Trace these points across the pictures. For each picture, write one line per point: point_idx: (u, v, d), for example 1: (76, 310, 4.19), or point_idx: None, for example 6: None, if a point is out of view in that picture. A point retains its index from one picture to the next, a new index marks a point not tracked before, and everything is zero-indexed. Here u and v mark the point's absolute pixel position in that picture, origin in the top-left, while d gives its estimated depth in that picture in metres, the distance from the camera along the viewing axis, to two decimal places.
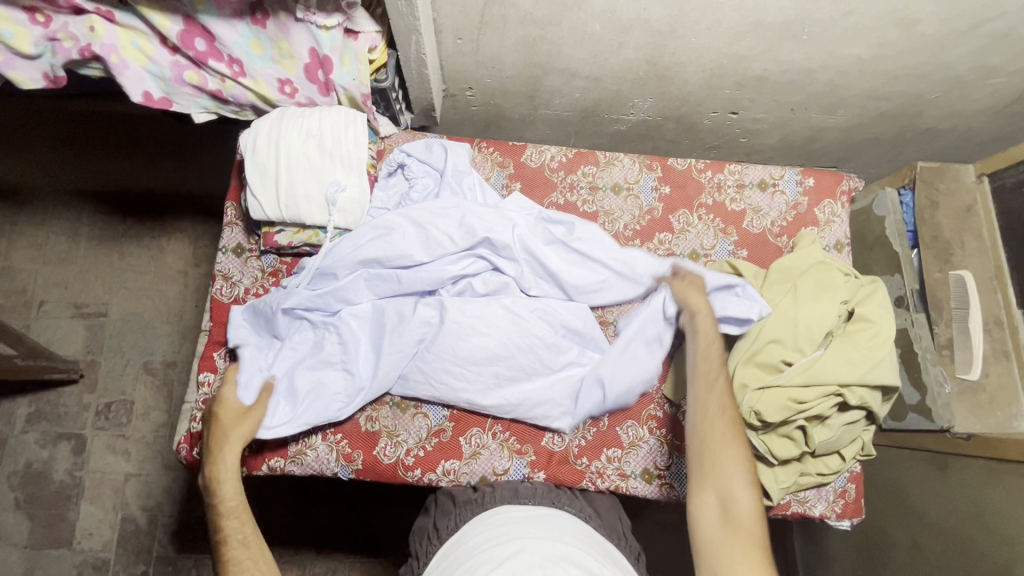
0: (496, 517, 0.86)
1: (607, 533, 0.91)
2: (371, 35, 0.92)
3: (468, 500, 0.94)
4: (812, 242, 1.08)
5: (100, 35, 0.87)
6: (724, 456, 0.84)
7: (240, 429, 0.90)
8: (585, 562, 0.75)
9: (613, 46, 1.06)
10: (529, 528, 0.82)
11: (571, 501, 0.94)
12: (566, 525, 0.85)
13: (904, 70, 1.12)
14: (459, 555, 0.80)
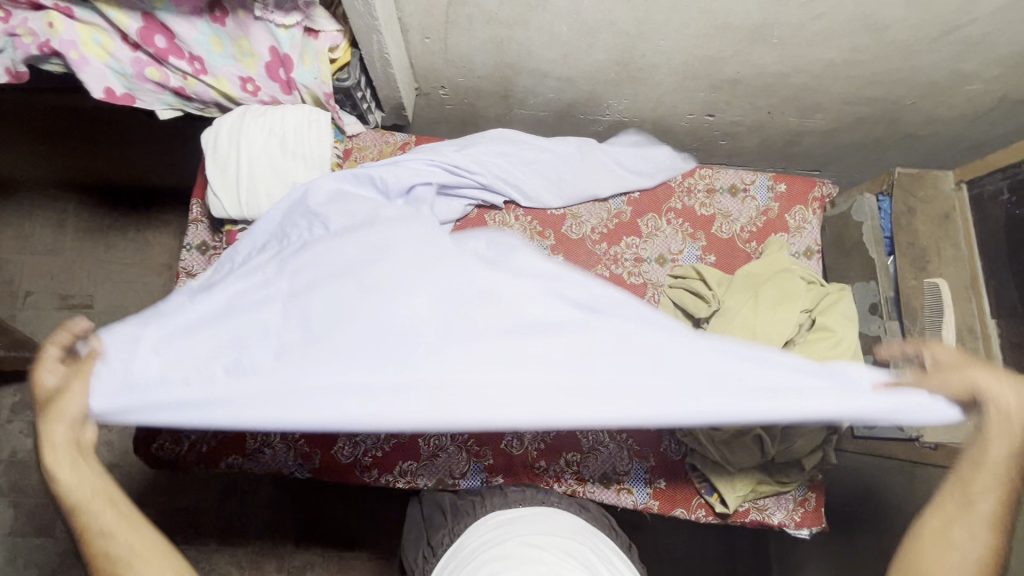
0: (486, 523, 0.82)
1: (596, 522, 0.90)
2: (332, 34, 0.92)
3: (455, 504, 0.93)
4: (780, 248, 1.09)
5: (59, 31, 0.87)
6: (959, 524, 0.73)
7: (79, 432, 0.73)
8: (590, 563, 0.73)
9: (582, 47, 1.05)
10: (523, 528, 0.78)
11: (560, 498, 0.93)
12: (558, 525, 0.81)
13: (879, 75, 1.10)
14: (457, 563, 0.76)
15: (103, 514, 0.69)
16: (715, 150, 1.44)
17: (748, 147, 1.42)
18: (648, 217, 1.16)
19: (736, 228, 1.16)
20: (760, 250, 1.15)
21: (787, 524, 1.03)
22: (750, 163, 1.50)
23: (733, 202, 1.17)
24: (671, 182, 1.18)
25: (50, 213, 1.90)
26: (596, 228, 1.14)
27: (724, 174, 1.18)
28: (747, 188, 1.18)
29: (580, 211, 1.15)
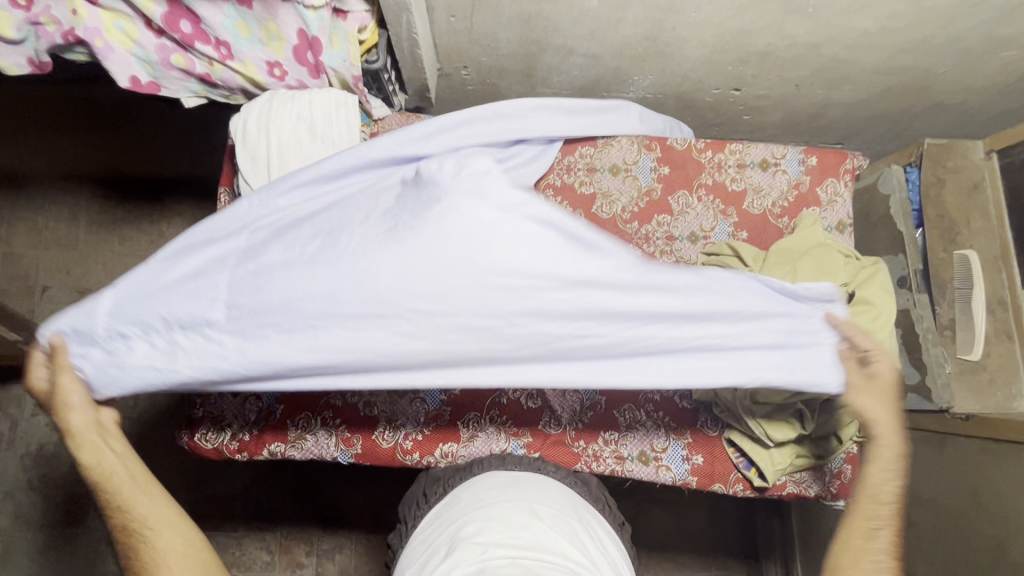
0: (479, 483, 0.87)
1: (592, 500, 0.92)
2: (360, 14, 0.90)
3: (457, 467, 0.95)
4: (814, 222, 1.09)
5: (83, 18, 0.85)
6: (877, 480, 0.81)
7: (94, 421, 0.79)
8: (576, 536, 0.77)
9: (612, 22, 1.03)
10: (515, 493, 0.83)
11: (556, 468, 0.95)
12: (549, 495, 0.85)
13: (913, 44, 1.08)
14: (448, 515, 0.81)
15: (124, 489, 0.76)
16: (738, 125, 1.42)
17: (772, 122, 1.40)
18: (679, 194, 1.15)
19: (767, 203, 1.15)
20: (791, 226, 1.15)
21: (824, 495, 1.06)
22: (773, 138, 1.48)
23: (764, 176, 1.16)
24: (701, 158, 1.16)
25: (63, 207, 1.88)
26: (627, 207, 1.13)
27: (754, 149, 1.16)
28: (778, 162, 1.16)
29: (610, 190, 1.14)
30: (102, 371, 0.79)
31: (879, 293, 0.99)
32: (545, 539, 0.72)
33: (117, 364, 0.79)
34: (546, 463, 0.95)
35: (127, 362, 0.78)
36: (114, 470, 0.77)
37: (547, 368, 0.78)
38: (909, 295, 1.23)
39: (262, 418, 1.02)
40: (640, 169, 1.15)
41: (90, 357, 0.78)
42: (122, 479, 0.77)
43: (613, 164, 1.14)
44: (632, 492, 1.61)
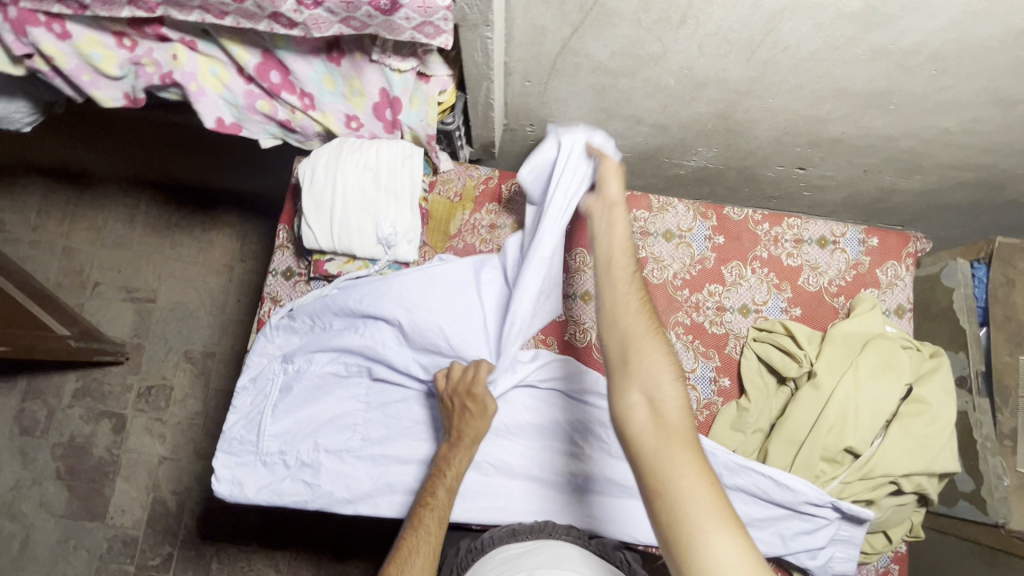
0: (492, 559, 0.85)
1: (606, 556, 0.91)
2: (442, 78, 0.90)
3: (469, 546, 0.92)
4: (872, 307, 1.07)
5: (182, 63, 0.88)
6: (660, 389, 0.72)
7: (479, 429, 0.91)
8: None
9: (685, 99, 1.02)
10: (528, 564, 0.81)
11: (568, 530, 0.93)
12: (559, 559, 0.83)
13: (996, 145, 1.05)
14: None
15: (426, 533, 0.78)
16: (796, 199, 1.40)
17: (833, 200, 1.37)
18: (733, 264, 1.13)
19: (824, 281, 1.12)
20: (848, 306, 1.12)
21: None
22: (831, 214, 1.45)
23: (821, 254, 1.13)
24: (757, 231, 1.14)
25: (122, 208, 1.97)
26: (679, 274, 1.12)
27: (813, 225, 1.14)
28: (837, 240, 1.13)
29: (663, 255, 1.13)
30: (241, 483, 0.96)
31: (936, 394, 0.99)
32: None
33: (258, 465, 0.97)
34: (557, 526, 0.94)
35: (282, 490, 0.96)
36: (442, 497, 0.84)
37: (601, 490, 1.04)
38: (969, 398, 1.20)
39: (294, 472, 0.97)
40: (694, 237, 1.13)
41: (239, 476, 0.96)
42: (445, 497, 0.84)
43: (667, 231, 1.13)
44: None
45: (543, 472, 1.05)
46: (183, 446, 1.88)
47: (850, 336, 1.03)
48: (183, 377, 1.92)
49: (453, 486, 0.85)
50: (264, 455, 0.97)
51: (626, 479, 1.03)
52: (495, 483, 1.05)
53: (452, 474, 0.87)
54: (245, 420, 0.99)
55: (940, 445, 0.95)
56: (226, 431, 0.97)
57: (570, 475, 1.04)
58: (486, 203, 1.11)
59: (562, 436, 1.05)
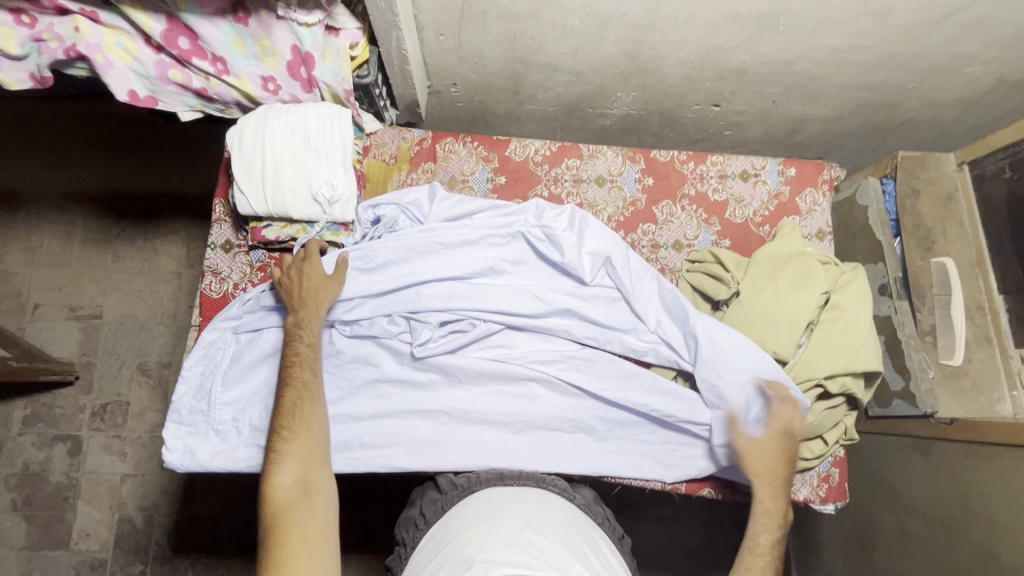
0: (481, 498, 0.89)
1: (590, 512, 0.93)
2: (352, 31, 0.94)
3: (456, 485, 0.95)
4: (793, 229, 1.11)
5: (85, 35, 0.88)
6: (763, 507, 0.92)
7: (324, 292, 0.94)
8: (572, 540, 0.80)
9: (593, 40, 1.08)
10: (515, 508, 0.84)
11: (557, 482, 0.96)
12: (549, 507, 0.87)
13: (881, 60, 1.13)
14: (449, 533, 0.82)
15: (292, 427, 0.85)
16: (720, 140, 1.46)
17: (753, 137, 1.44)
18: (663, 204, 1.16)
19: (749, 213, 1.16)
20: (773, 233, 1.16)
21: (813, 499, 1.07)
22: (755, 153, 1.52)
23: (745, 186, 1.17)
24: (684, 170, 1.17)
25: (58, 225, 1.84)
26: (613, 217, 1.15)
27: (735, 160, 1.18)
28: (758, 172, 1.18)
29: (596, 200, 1.15)
30: (196, 451, 0.97)
31: (853, 298, 1.02)
32: (549, 549, 0.74)
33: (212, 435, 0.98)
34: (546, 477, 0.97)
35: (235, 456, 0.97)
36: (306, 353, 0.91)
37: (561, 433, 1.03)
38: (891, 302, 1.25)
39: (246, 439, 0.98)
40: (625, 181, 1.16)
41: (191, 445, 0.97)
42: (316, 351, 0.91)
43: (599, 176, 1.16)
44: (626, 506, 1.64)
45: (494, 415, 1.02)
46: (148, 459, 1.79)
47: (774, 257, 1.07)
48: (140, 391, 1.81)
49: (314, 341, 0.92)
50: (216, 424, 0.98)
51: (580, 414, 1.03)
52: (452, 433, 1.01)
53: (313, 330, 0.92)
54: (193, 391, 0.99)
55: (858, 345, 0.99)
56: (175, 402, 0.97)
57: (523, 416, 1.02)
58: (421, 163, 1.14)
59: (510, 384, 1.03)
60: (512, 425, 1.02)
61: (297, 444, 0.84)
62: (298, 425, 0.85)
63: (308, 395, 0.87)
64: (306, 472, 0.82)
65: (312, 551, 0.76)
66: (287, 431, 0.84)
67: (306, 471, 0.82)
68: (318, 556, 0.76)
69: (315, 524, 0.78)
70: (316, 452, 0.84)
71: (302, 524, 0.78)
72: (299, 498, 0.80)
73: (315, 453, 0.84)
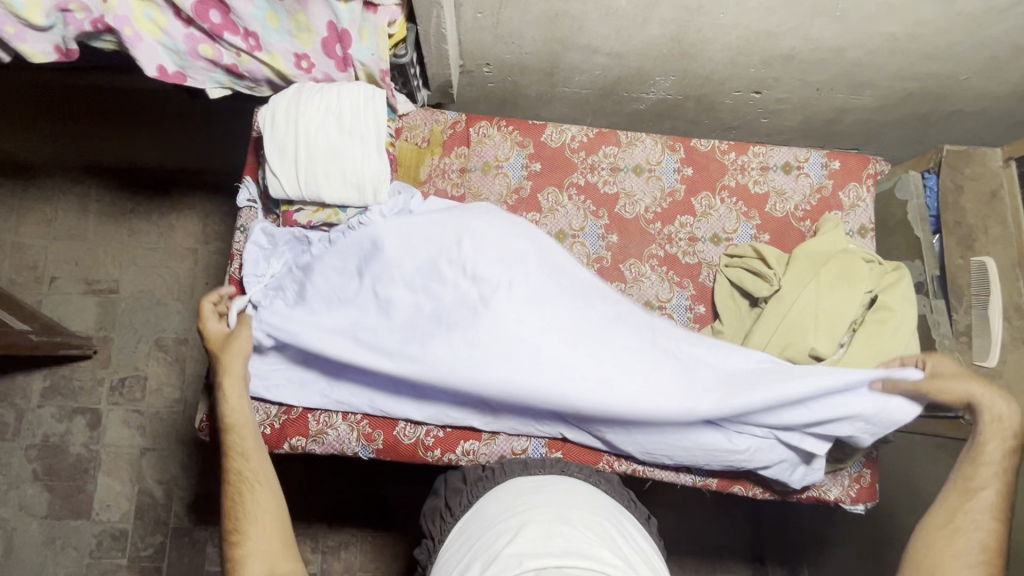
0: (510, 489, 0.87)
1: (618, 495, 0.93)
2: (391, 9, 0.92)
3: (479, 475, 0.94)
4: (836, 225, 1.07)
5: (114, 6, 0.84)
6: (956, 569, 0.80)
7: (238, 347, 0.90)
8: (602, 528, 0.79)
9: (638, 21, 1.03)
10: (543, 499, 0.83)
11: (580, 468, 0.95)
12: (576, 496, 0.86)
13: (939, 49, 1.09)
14: (478, 526, 0.82)
15: (245, 520, 0.82)
16: (756, 128, 1.41)
17: (790, 126, 1.39)
18: (702, 196, 1.12)
19: (790, 207, 1.13)
20: (813, 229, 1.13)
21: (844, 500, 1.06)
22: (790, 142, 1.47)
23: (787, 179, 1.14)
24: (724, 160, 1.13)
25: (72, 198, 1.81)
26: (650, 208, 1.11)
27: (777, 152, 1.14)
28: (801, 165, 1.14)
29: (633, 190, 1.12)
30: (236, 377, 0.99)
31: (900, 300, 1.00)
32: (578, 539, 0.73)
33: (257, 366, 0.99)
34: (570, 463, 0.96)
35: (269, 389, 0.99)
36: (238, 441, 0.87)
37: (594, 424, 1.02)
38: (927, 301, 1.25)
39: (284, 411, 1.00)
40: (664, 170, 1.12)
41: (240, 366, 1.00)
42: (248, 447, 0.87)
43: (637, 165, 1.12)
44: (642, 494, 1.64)
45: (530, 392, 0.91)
46: (165, 434, 1.76)
47: (815, 254, 1.04)
48: (158, 366, 1.79)
49: (246, 416, 0.88)
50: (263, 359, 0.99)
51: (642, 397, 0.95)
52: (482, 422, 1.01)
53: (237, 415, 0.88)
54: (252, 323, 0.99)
55: (901, 348, 0.97)
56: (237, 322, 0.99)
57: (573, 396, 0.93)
58: (454, 147, 1.10)
59: (572, 359, 0.93)
60: (560, 398, 0.91)
61: (254, 541, 0.81)
62: (248, 519, 0.82)
63: (247, 493, 0.84)
64: (272, 563, 0.80)
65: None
66: (236, 535, 0.82)
67: (271, 563, 0.81)
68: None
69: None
70: (276, 537, 0.82)
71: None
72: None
73: (280, 544, 0.82)
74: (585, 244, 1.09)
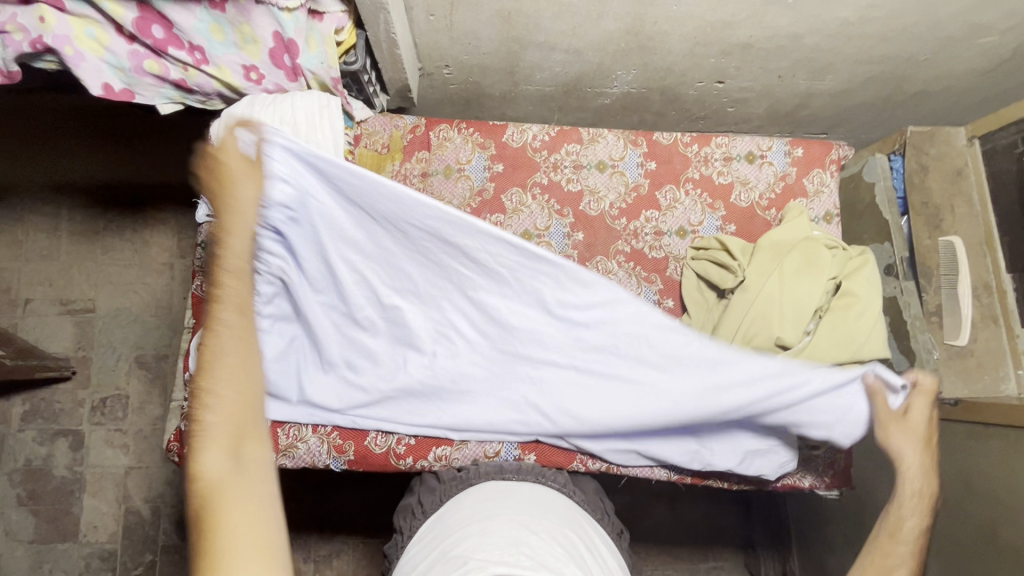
0: (479, 493, 0.88)
1: (590, 507, 0.93)
2: (338, 15, 0.91)
3: (453, 476, 0.95)
4: (800, 214, 1.07)
5: (51, 25, 0.82)
6: None
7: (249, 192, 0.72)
8: (569, 540, 0.79)
9: (592, 17, 1.03)
10: (513, 505, 0.83)
11: (555, 476, 0.95)
12: (545, 506, 0.86)
13: (894, 31, 1.09)
14: (445, 527, 0.81)
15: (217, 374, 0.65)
16: (723, 117, 1.41)
17: (756, 114, 1.39)
18: (666, 189, 1.12)
19: (755, 196, 1.13)
20: (779, 217, 1.13)
21: (818, 486, 1.07)
22: (759, 129, 1.47)
23: (750, 169, 1.14)
24: (687, 153, 1.13)
25: (42, 218, 1.78)
26: (615, 204, 1.11)
27: (740, 141, 1.14)
28: (764, 153, 1.14)
29: (598, 186, 1.11)
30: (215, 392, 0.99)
31: (865, 285, 1.00)
32: (544, 549, 0.73)
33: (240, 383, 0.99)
34: (546, 472, 0.96)
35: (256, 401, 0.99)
36: (234, 286, 0.69)
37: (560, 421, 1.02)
38: (897, 283, 1.21)
39: None
40: (627, 165, 1.12)
41: None
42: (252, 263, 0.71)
43: (600, 161, 1.12)
44: (631, 487, 1.65)
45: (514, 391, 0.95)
46: (150, 452, 1.74)
47: (780, 243, 1.04)
48: (138, 384, 1.77)
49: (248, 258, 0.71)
50: None
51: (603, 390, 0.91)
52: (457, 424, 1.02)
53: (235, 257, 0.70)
54: None
55: (869, 333, 0.96)
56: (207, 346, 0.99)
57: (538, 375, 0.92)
58: (415, 151, 1.09)
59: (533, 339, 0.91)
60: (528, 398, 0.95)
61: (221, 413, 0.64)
62: (220, 366, 0.66)
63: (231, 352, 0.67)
64: (235, 443, 0.64)
65: (260, 521, 0.61)
66: (209, 381, 0.65)
67: (232, 445, 0.64)
68: (257, 538, 0.59)
69: (248, 496, 0.62)
70: (247, 416, 0.66)
71: (234, 501, 0.61)
72: (235, 473, 0.62)
73: (248, 422, 0.66)
74: (551, 243, 1.09)
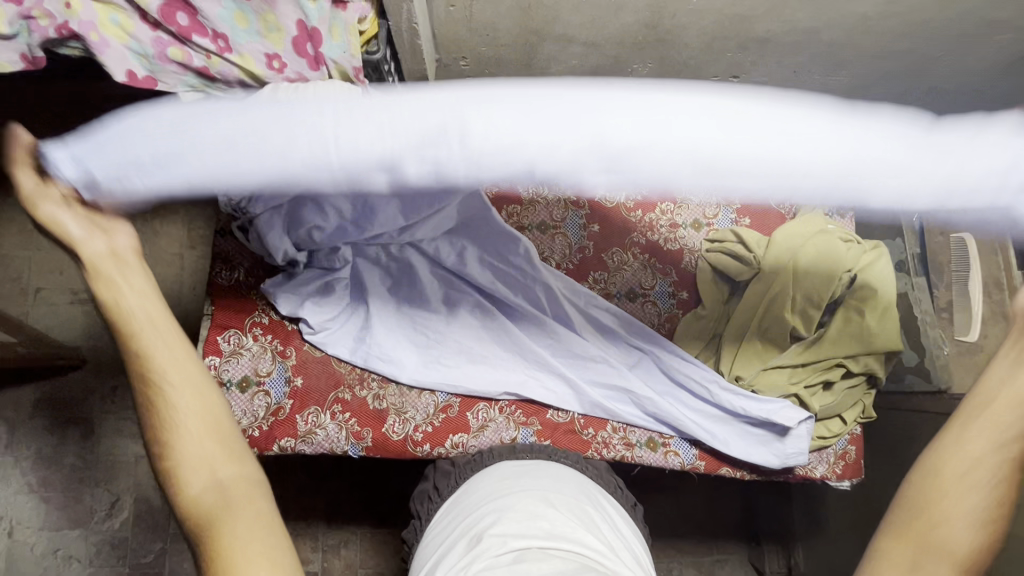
0: (495, 473, 0.88)
1: (603, 483, 0.94)
2: (359, 6, 0.96)
3: (467, 460, 0.96)
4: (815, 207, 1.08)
5: (78, 11, 0.84)
6: (968, 452, 0.66)
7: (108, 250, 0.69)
8: (586, 512, 0.80)
9: (613, 9, 1.03)
10: (529, 483, 0.84)
11: (567, 455, 0.96)
12: (562, 482, 0.86)
13: (913, 27, 1.09)
14: (463, 508, 0.82)
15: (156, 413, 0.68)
16: None
17: None
18: None
19: None
20: (793, 211, 1.14)
21: (830, 477, 1.08)
22: None
23: None
24: None
25: None
26: (630, 195, 1.11)
27: None
28: None
29: None
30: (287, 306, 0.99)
31: (881, 278, 1.00)
32: (562, 523, 0.74)
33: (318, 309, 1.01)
34: (557, 450, 0.97)
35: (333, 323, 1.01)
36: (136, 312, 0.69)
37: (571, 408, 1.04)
38: (907, 279, 1.24)
39: (271, 413, 1.00)
40: None
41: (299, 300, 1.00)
42: (151, 323, 0.70)
43: None
44: (638, 480, 1.67)
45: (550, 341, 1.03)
46: None
47: (793, 236, 1.04)
48: None
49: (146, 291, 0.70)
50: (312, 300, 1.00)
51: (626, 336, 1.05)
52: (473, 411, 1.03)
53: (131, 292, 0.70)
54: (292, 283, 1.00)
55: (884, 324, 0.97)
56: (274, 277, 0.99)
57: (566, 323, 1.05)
58: None
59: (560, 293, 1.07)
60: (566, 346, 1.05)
61: (180, 453, 0.67)
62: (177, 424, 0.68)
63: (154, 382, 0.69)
64: (219, 481, 0.67)
65: (263, 549, 0.64)
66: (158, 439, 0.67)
67: (216, 475, 0.67)
68: (269, 554, 0.63)
69: (254, 527, 0.65)
70: (216, 447, 0.69)
71: (234, 533, 0.64)
72: (228, 512, 0.65)
73: (221, 448, 0.69)
74: (566, 234, 1.10)
